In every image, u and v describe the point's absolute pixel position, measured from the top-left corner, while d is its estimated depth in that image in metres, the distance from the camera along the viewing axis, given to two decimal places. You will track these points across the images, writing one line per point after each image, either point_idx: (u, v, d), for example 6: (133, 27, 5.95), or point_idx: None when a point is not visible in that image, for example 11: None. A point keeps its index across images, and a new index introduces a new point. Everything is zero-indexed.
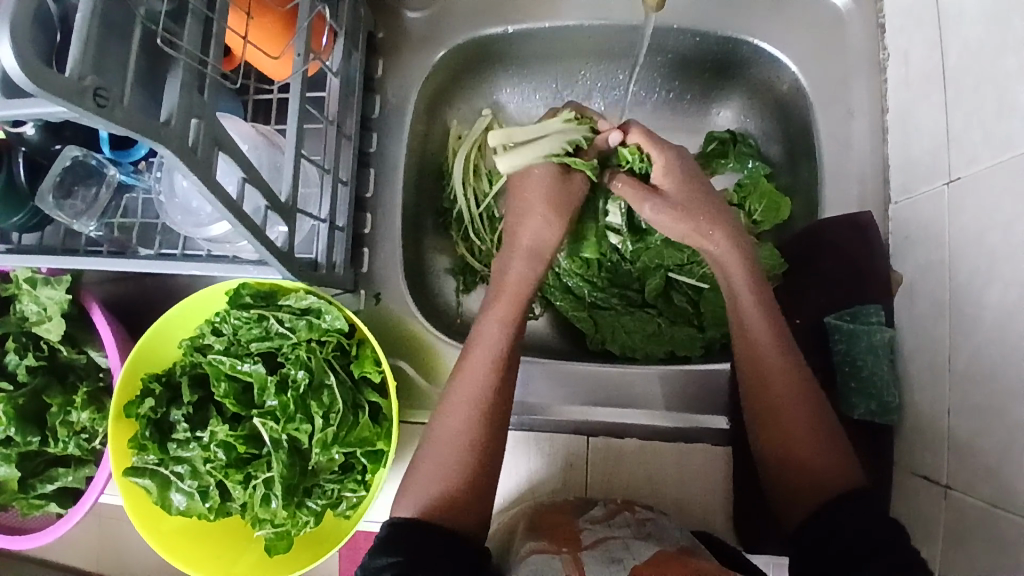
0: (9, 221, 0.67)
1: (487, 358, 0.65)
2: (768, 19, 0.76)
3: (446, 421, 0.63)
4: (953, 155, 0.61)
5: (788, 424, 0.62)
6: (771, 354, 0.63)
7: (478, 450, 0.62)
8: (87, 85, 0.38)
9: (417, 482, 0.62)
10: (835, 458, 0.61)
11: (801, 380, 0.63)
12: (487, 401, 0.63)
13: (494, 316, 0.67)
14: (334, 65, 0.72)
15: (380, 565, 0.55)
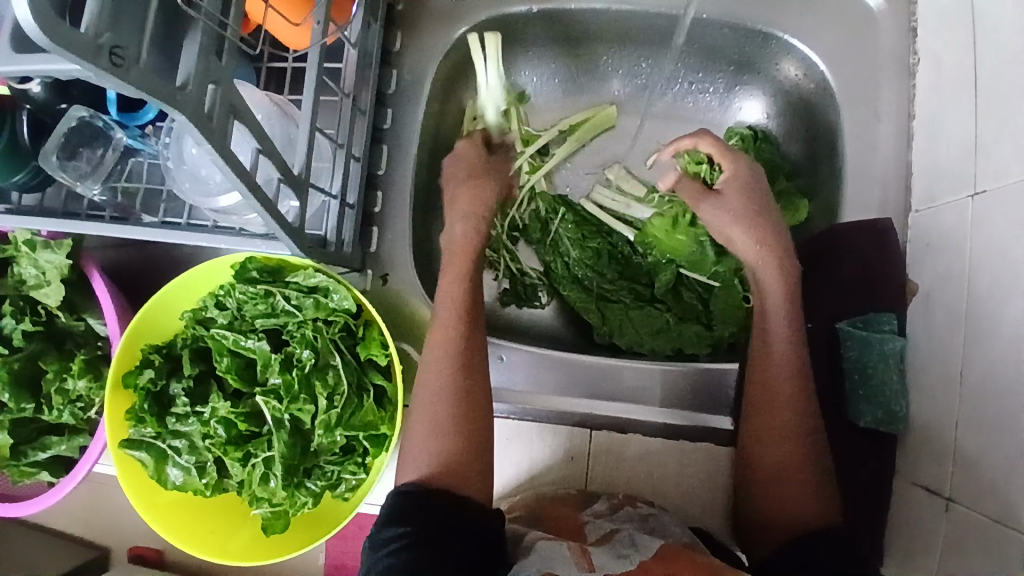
0: (11, 179, 0.65)
1: (450, 313, 0.65)
2: (799, 12, 0.74)
3: (427, 383, 0.63)
4: (981, 165, 0.60)
5: (782, 450, 0.61)
6: (780, 377, 0.63)
7: (463, 405, 0.61)
8: (103, 43, 0.36)
9: (412, 446, 0.61)
10: (813, 490, 0.60)
11: (806, 412, 0.62)
12: (460, 355, 0.63)
13: (452, 276, 0.68)
14: (351, 36, 0.70)
15: (388, 536, 0.54)
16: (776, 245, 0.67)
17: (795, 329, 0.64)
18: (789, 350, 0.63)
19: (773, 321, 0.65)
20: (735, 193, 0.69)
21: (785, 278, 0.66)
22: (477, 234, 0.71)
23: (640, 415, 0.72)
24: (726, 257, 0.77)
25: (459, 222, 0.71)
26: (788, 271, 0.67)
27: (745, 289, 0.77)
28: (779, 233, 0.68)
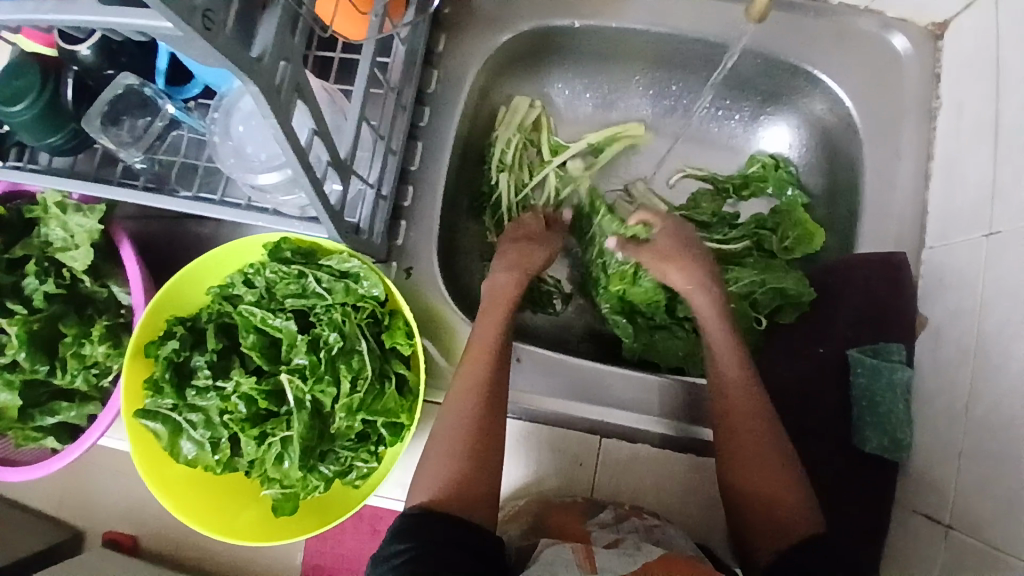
0: (47, 140, 0.65)
1: (484, 351, 0.65)
2: (829, 53, 0.77)
3: (449, 416, 0.64)
4: (999, 208, 0.63)
5: (753, 458, 0.64)
6: (738, 394, 0.66)
7: (482, 441, 0.62)
8: (198, 5, 0.37)
9: (427, 472, 0.61)
10: (794, 492, 0.63)
11: (766, 424, 0.65)
12: (487, 393, 0.63)
13: (490, 316, 0.68)
14: (403, 34, 0.71)
15: (392, 552, 0.54)
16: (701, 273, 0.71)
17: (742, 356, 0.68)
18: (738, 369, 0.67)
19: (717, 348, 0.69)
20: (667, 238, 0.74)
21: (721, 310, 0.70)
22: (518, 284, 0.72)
23: (636, 423, 0.72)
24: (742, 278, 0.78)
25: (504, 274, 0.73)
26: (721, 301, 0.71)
27: (757, 312, 0.78)
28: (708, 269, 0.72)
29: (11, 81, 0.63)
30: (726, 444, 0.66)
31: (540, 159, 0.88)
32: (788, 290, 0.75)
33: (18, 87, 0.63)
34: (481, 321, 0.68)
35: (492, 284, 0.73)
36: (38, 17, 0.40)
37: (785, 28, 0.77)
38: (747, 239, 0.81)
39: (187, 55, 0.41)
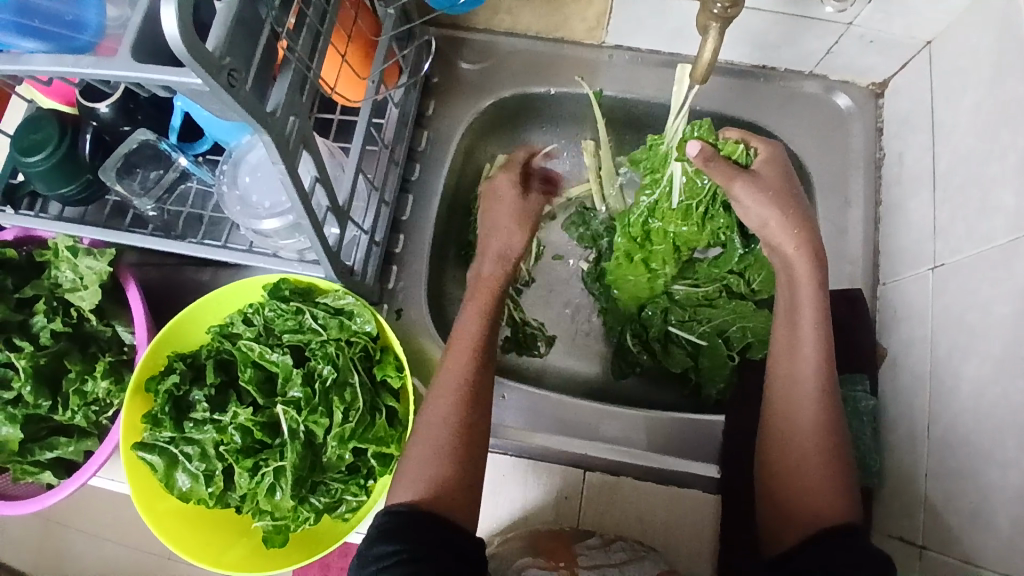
0: (61, 189, 0.71)
1: (468, 344, 0.66)
2: (780, 112, 0.86)
3: (433, 409, 0.63)
4: (939, 245, 0.69)
5: (802, 436, 0.63)
6: (809, 364, 0.64)
7: (467, 436, 0.62)
8: (225, 65, 0.43)
9: (411, 469, 0.60)
10: (828, 481, 0.61)
11: (829, 398, 0.63)
12: (470, 388, 0.64)
13: (473, 308, 0.70)
14: (396, 98, 0.81)
15: (379, 554, 0.53)
16: (801, 224, 0.68)
17: (822, 323, 0.65)
18: (815, 342, 0.65)
19: (807, 317, 0.66)
20: (771, 173, 0.70)
21: (817, 278, 0.67)
22: (505, 271, 0.74)
23: (617, 454, 0.77)
24: (712, 318, 0.83)
25: (487, 259, 0.74)
26: (820, 269, 0.67)
27: (729, 350, 0.82)
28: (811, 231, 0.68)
29: (32, 135, 0.71)
30: (777, 416, 0.65)
31: None
32: (755, 329, 0.81)
33: (37, 141, 0.70)
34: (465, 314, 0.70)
35: (477, 273, 0.74)
36: (79, 71, 0.46)
37: (740, 94, 0.87)
38: (716, 282, 0.85)
39: (208, 105, 0.47)
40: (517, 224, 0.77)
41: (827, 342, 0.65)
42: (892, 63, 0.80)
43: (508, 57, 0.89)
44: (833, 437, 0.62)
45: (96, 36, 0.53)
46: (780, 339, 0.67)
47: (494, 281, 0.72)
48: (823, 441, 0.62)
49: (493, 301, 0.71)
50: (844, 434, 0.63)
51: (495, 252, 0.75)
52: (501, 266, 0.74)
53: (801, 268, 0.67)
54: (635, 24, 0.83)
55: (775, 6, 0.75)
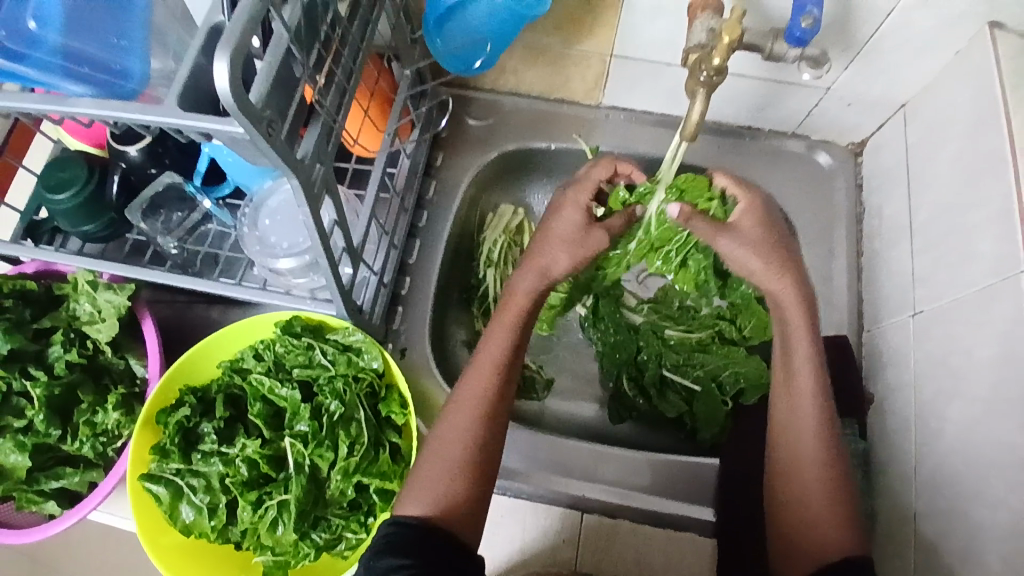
0: (83, 228, 0.75)
1: (490, 365, 0.67)
2: (766, 169, 0.92)
3: (450, 421, 0.65)
4: (919, 294, 0.73)
5: (806, 472, 0.64)
6: (808, 402, 0.67)
7: (478, 455, 0.63)
8: (266, 117, 0.48)
9: (420, 482, 0.62)
10: (833, 524, 0.61)
11: (828, 438, 0.65)
12: (485, 408, 0.65)
13: (498, 328, 0.70)
14: (408, 149, 0.86)
15: (389, 566, 0.54)
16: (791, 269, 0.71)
17: (817, 365, 0.68)
18: (811, 386, 0.67)
19: (801, 361, 0.68)
20: (751, 226, 0.73)
21: (810, 318, 0.70)
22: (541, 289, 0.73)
23: (611, 496, 0.77)
24: (706, 363, 0.86)
25: (529, 277, 0.73)
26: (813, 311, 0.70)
27: (723, 395, 0.85)
28: (800, 272, 0.72)
29: (59, 173, 0.74)
30: (780, 453, 0.67)
31: (524, 257, 0.99)
32: (749, 373, 0.83)
33: (65, 179, 0.74)
34: (489, 334, 0.70)
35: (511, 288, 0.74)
36: (123, 115, 0.51)
37: (728, 152, 0.93)
38: (709, 329, 0.90)
39: (244, 151, 0.52)
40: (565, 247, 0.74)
41: (825, 385, 0.67)
42: (871, 123, 0.87)
43: (513, 114, 0.96)
44: (835, 474, 0.64)
45: (140, 85, 0.57)
46: (778, 383, 0.69)
47: (525, 300, 0.72)
48: (827, 486, 0.63)
49: (523, 319, 0.71)
50: (847, 476, 0.65)
51: (536, 266, 0.74)
52: (534, 283, 0.72)
53: (790, 310, 0.70)
54: (631, 85, 0.90)
55: (758, 73, 0.82)
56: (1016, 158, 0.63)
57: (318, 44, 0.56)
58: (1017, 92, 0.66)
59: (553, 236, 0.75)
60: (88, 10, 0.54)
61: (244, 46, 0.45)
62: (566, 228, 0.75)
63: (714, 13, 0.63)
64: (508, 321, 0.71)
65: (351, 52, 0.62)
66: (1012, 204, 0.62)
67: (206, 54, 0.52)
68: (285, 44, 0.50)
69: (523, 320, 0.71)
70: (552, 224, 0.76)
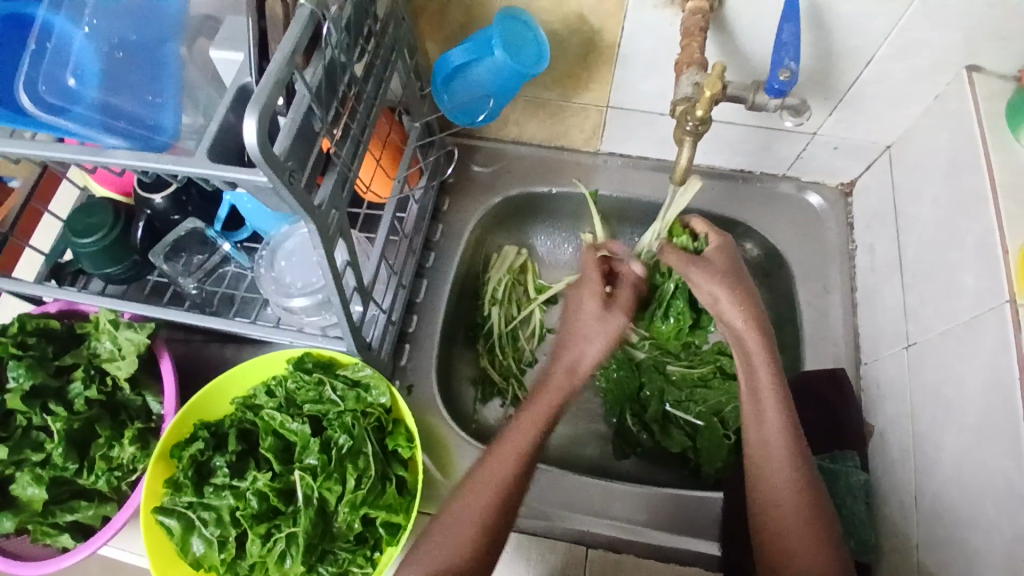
0: (107, 271, 0.79)
1: (516, 452, 0.69)
2: (760, 209, 0.96)
3: (464, 501, 0.66)
4: (911, 327, 0.75)
5: (783, 504, 0.65)
6: (778, 433, 0.68)
7: (488, 537, 0.64)
8: (288, 167, 0.52)
9: (425, 555, 0.64)
10: (816, 549, 0.63)
11: (801, 462, 0.67)
12: (502, 494, 0.66)
13: (530, 415, 0.71)
14: (417, 195, 0.91)
15: None
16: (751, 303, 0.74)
17: (782, 392, 0.69)
18: (777, 413, 0.68)
19: (767, 387, 0.70)
20: (722, 259, 0.78)
21: (767, 345, 0.72)
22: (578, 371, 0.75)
23: (610, 529, 0.79)
24: (708, 399, 0.89)
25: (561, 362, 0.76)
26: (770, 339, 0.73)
27: (725, 429, 0.86)
28: (755, 303, 0.75)
29: (86, 219, 0.78)
30: (756, 487, 0.67)
31: (528, 296, 1.02)
32: None
33: (92, 225, 0.78)
34: (520, 419, 0.71)
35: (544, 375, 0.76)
36: (156, 165, 0.55)
37: (722, 194, 0.97)
38: (710, 363, 0.92)
39: (265, 198, 0.56)
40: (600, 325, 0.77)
41: (790, 409, 0.69)
42: (857, 165, 0.91)
43: (516, 161, 1.01)
44: (812, 498, 0.65)
45: (171, 138, 0.61)
46: (747, 412, 0.70)
47: (559, 389, 0.74)
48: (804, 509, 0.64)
49: (556, 407, 0.73)
50: (824, 497, 0.66)
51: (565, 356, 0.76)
52: (567, 374, 0.75)
53: (753, 340, 0.72)
54: (627, 133, 0.95)
55: (744, 120, 0.87)
56: (995, 195, 0.66)
57: (336, 101, 0.61)
58: (994, 132, 0.69)
59: (582, 322, 0.78)
60: (124, 69, 0.61)
61: (271, 105, 0.49)
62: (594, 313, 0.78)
63: (700, 69, 0.67)
64: (542, 409, 0.72)
65: (366, 108, 0.67)
66: (993, 238, 0.65)
67: (234, 112, 0.58)
68: (307, 102, 0.55)
69: (555, 405, 0.72)
70: (580, 310, 0.79)
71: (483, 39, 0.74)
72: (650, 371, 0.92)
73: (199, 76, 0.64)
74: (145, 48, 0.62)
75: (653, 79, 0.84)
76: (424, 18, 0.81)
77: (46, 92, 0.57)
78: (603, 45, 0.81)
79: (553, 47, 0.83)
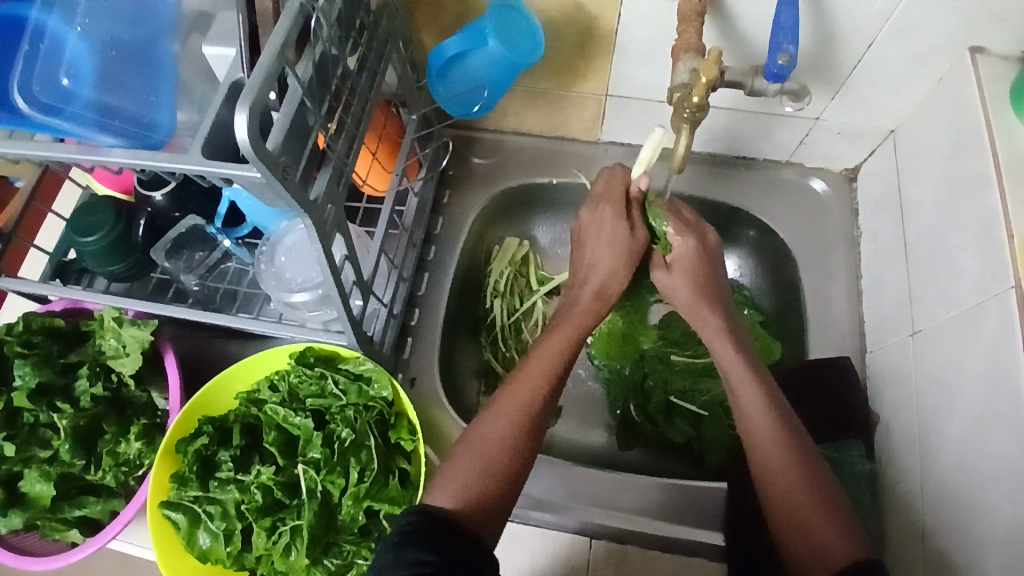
0: (111, 268, 0.80)
1: (543, 373, 0.67)
2: (763, 197, 0.95)
3: (490, 422, 0.64)
4: (916, 314, 0.75)
5: (784, 482, 0.61)
6: (765, 420, 0.64)
7: (515, 458, 0.62)
8: (281, 162, 0.52)
9: (452, 476, 0.61)
10: (824, 518, 0.58)
11: (789, 432, 0.64)
12: (531, 412, 0.65)
13: (555, 338, 0.70)
14: (416, 188, 0.91)
15: (413, 560, 0.51)
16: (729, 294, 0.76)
17: (750, 365, 0.68)
18: (753, 385, 0.67)
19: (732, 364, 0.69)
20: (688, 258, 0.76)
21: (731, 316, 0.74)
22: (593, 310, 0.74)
23: (620, 520, 0.78)
24: (711, 388, 0.88)
25: (580, 293, 0.75)
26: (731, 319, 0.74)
27: (730, 417, 0.86)
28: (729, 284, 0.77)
29: (90, 218, 0.79)
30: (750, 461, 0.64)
31: (529, 287, 1.01)
32: None
33: (94, 223, 0.78)
34: (549, 339, 0.70)
35: (567, 304, 0.75)
36: (153, 163, 0.55)
37: (723, 182, 0.96)
38: None
39: (261, 193, 0.56)
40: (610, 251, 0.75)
41: (768, 382, 0.67)
42: (861, 151, 0.90)
43: (515, 153, 1.00)
44: (808, 468, 0.61)
45: (167, 135, 0.61)
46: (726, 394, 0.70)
47: (579, 316, 0.73)
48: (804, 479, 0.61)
49: (579, 334, 0.72)
50: (822, 466, 0.63)
51: (596, 289, 0.75)
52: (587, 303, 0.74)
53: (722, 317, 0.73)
54: (627, 122, 0.94)
55: (744, 106, 0.86)
56: (1000, 178, 0.65)
57: (329, 95, 0.60)
58: (998, 114, 0.68)
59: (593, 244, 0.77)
60: (119, 67, 0.61)
61: (261, 100, 0.49)
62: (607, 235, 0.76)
63: (697, 55, 0.66)
64: (566, 334, 0.71)
65: (360, 102, 0.67)
66: (998, 220, 0.63)
67: (228, 107, 0.58)
68: (299, 96, 0.55)
69: (578, 329, 0.72)
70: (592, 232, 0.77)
71: (476, 29, 0.74)
72: (654, 360, 0.91)
73: (194, 74, 0.64)
74: (137, 44, 0.62)
75: (651, 67, 0.83)
76: (419, 11, 0.81)
77: (40, 92, 0.58)
78: (600, 33, 0.80)
79: (550, 36, 0.82)
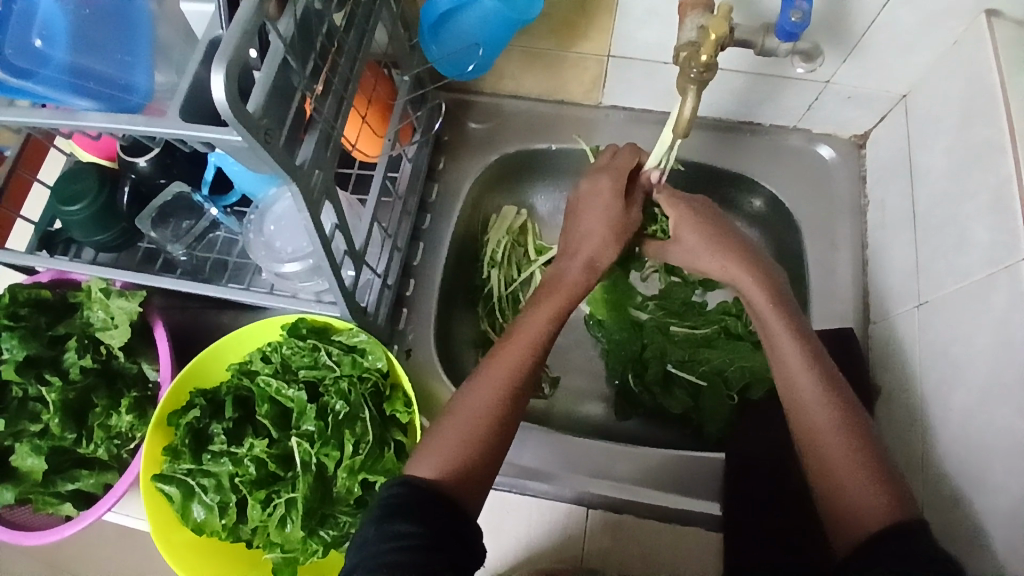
0: (96, 238, 0.78)
1: (528, 344, 0.66)
2: (768, 163, 0.92)
3: (473, 391, 0.63)
4: (922, 285, 0.73)
5: (827, 439, 0.60)
6: (809, 378, 0.63)
7: (498, 428, 0.61)
8: (262, 125, 0.49)
9: (436, 446, 0.59)
10: (866, 477, 0.57)
11: (835, 389, 0.63)
12: (516, 384, 0.63)
13: (541, 310, 0.69)
14: (410, 153, 0.88)
15: (399, 531, 0.51)
16: (755, 266, 0.71)
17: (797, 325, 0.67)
18: (796, 343, 0.65)
19: (778, 323, 0.67)
20: (694, 229, 0.74)
21: (765, 278, 0.70)
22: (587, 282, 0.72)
23: (620, 492, 0.77)
24: (712, 358, 0.86)
25: (570, 263, 0.73)
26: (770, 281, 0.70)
27: (729, 389, 0.84)
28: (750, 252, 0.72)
29: (72, 186, 0.76)
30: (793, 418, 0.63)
31: (528, 257, 0.99)
32: (753, 368, 0.83)
33: (77, 192, 0.76)
34: (535, 310, 0.69)
35: (558, 274, 0.73)
36: (132, 127, 0.53)
37: (730, 149, 0.93)
38: (715, 324, 0.90)
39: (245, 159, 0.53)
40: (603, 235, 0.73)
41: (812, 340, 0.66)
42: (870, 116, 0.87)
43: (513, 118, 0.97)
44: (853, 426, 0.60)
45: (145, 98, 0.59)
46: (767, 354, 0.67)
47: (572, 287, 0.71)
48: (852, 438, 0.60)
49: (569, 305, 0.70)
50: (868, 423, 0.62)
51: (592, 266, 0.72)
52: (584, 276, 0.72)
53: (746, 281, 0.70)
54: (629, 84, 0.91)
55: (751, 68, 0.82)
56: (1014, 144, 0.62)
57: (314, 55, 0.57)
58: (1014, 80, 0.65)
59: (591, 222, 0.74)
60: (96, 26, 0.57)
61: (240, 57, 0.46)
62: (602, 214, 0.74)
63: (704, 11, 0.64)
64: (554, 307, 0.69)
65: (348, 62, 0.64)
66: (1010, 190, 0.61)
67: (207, 67, 0.55)
68: (282, 54, 0.52)
69: (568, 298, 0.70)
70: (585, 208, 0.75)
71: None
72: (655, 330, 0.89)
73: (172, 33, 0.61)
74: (112, 2, 0.58)
75: (655, 27, 0.79)
76: None
77: (13, 56, 0.54)
78: None
79: None
